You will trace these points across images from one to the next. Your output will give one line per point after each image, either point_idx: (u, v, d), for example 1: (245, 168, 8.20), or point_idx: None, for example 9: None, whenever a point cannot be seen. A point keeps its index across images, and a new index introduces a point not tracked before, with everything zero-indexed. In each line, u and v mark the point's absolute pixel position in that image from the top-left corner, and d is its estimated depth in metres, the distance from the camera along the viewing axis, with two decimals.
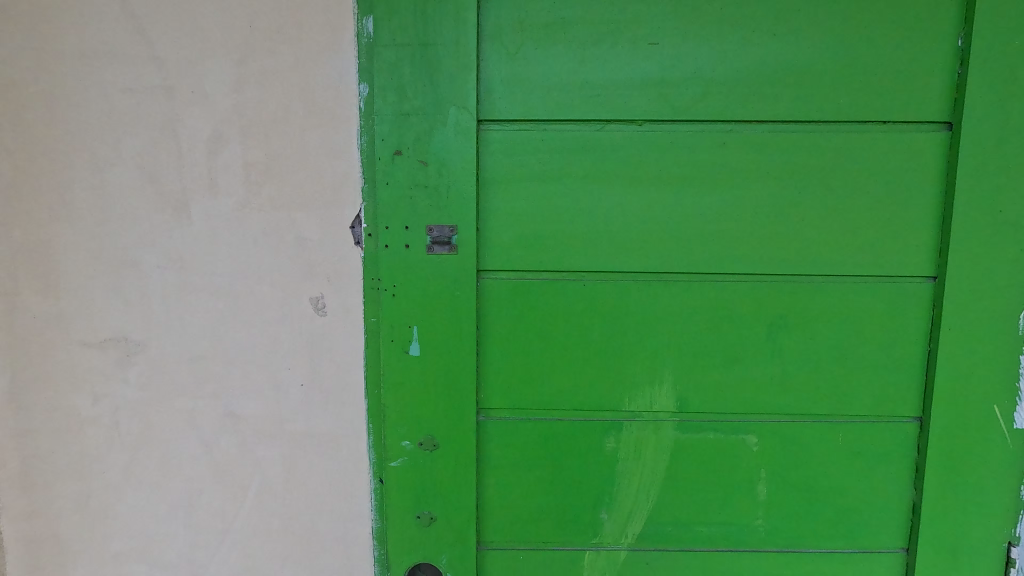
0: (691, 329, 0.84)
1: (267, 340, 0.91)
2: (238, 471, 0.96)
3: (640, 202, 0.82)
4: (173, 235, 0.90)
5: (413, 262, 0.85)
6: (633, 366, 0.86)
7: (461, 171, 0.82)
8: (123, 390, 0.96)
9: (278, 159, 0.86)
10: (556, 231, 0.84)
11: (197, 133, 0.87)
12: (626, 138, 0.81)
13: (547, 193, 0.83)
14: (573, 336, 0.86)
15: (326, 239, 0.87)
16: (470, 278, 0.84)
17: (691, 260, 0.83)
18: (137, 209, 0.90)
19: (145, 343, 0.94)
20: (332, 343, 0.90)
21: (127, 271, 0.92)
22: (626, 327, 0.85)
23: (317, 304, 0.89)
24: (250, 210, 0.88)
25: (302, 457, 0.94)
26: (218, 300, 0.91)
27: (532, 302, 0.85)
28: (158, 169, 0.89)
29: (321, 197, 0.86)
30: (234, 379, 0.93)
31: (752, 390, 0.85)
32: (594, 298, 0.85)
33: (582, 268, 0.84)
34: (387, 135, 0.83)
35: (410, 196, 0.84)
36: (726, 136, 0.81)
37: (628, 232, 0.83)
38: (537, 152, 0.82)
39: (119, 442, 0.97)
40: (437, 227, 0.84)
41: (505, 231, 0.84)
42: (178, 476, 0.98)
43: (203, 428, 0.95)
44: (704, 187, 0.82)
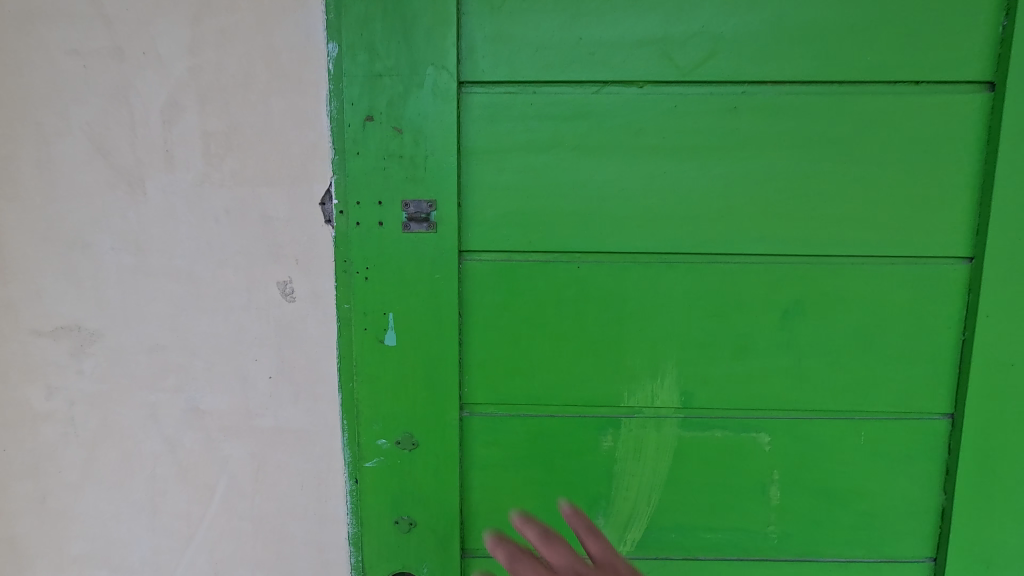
0: (697, 317, 0.76)
1: (231, 329, 0.84)
2: (204, 471, 0.89)
3: (641, 174, 0.73)
4: (128, 215, 0.82)
5: (389, 242, 0.75)
6: (632, 359, 0.77)
7: (439, 139, 0.72)
8: (80, 383, 0.88)
9: (240, 129, 0.78)
10: (546, 208, 0.74)
11: (150, 101, 0.79)
12: (624, 102, 0.72)
13: (536, 165, 0.74)
14: (567, 324, 0.77)
15: (293, 218, 0.79)
16: (450, 261, 0.75)
17: (699, 238, 0.74)
18: (86, 185, 0.82)
19: (100, 332, 0.87)
20: (301, 332, 0.82)
21: (80, 253, 0.84)
22: (625, 314, 0.76)
23: (285, 288, 0.81)
24: (211, 186, 0.80)
25: (272, 455, 0.87)
26: (179, 286, 0.84)
27: (520, 287, 0.76)
28: (109, 141, 0.81)
29: (288, 171, 0.78)
30: (197, 370, 0.86)
31: (764, 384, 0.77)
32: (589, 282, 0.76)
33: (577, 248, 0.75)
34: (357, 100, 0.72)
35: (382, 169, 0.73)
36: (738, 99, 0.71)
37: (628, 208, 0.74)
38: (525, 118, 0.73)
39: (77, 439, 0.90)
40: (414, 202, 0.74)
41: (489, 207, 0.75)
42: (140, 477, 0.90)
43: (166, 423, 0.88)
44: (713, 156, 0.73)
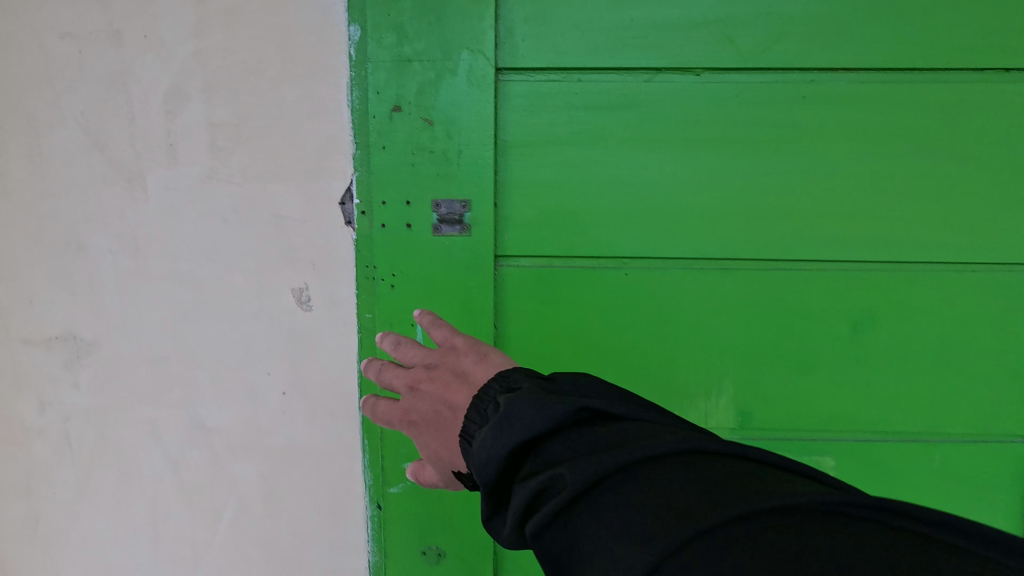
0: (757, 328, 0.69)
1: (240, 339, 0.77)
2: (209, 493, 0.82)
3: (698, 172, 0.66)
4: (127, 214, 0.75)
5: (417, 246, 0.68)
6: (683, 376, 0.70)
7: (473, 132, 0.65)
8: (75, 397, 0.81)
9: (251, 121, 0.71)
10: (592, 209, 0.67)
11: (150, 89, 0.71)
12: (680, 91, 0.65)
13: (581, 161, 0.66)
14: (612, 337, 0.70)
15: (308, 218, 0.72)
16: (485, 268, 0.68)
17: (759, 243, 0.67)
18: (80, 182, 0.75)
19: (96, 342, 0.79)
20: (318, 343, 0.75)
21: (74, 255, 0.77)
22: (677, 326, 0.69)
23: (300, 295, 0.74)
24: (219, 182, 0.73)
25: (284, 477, 0.80)
26: (183, 292, 0.76)
27: (561, 295, 0.69)
28: (104, 132, 0.73)
29: (303, 167, 0.71)
30: (203, 384, 0.79)
31: (828, 402, 0.70)
32: (637, 291, 0.69)
33: (624, 253, 0.68)
34: (383, 87, 0.64)
35: (410, 165, 0.66)
36: (806, 88, 0.64)
37: (682, 210, 0.67)
38: (570, 109, 0.65)
39: (71, 457, 0.83)
40: (446, 204, 0.66)
41: (528, 207, 0.68)
42: (140, 498, 0.83)
43: (168, 441, 0.81)
44: (778, 153, 0.65)
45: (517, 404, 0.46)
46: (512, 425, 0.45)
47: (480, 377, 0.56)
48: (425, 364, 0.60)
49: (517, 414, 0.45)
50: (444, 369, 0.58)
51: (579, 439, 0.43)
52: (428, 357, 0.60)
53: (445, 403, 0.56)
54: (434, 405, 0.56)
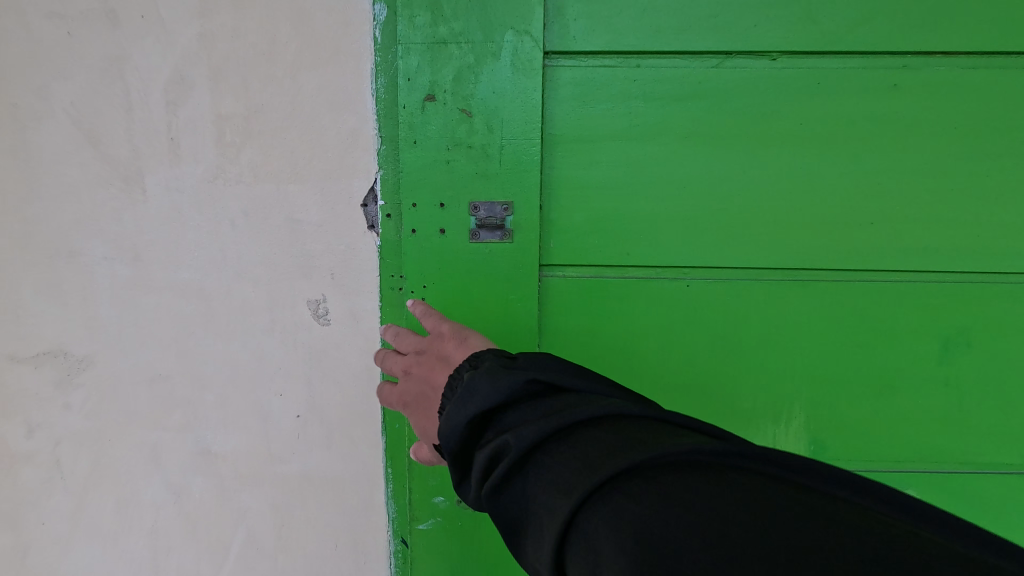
0: (833, 347, 0.61)
1: (251, 356, 0.69)
2: (215, 525, 0.74)
3: (772, 171, 0.58)
4: (123, 217, 0.67)
5: (452, 254, 0.60)
6: (749, 400, 0.63)
7: (517, 124, 0.57)
8: (66, 419, 0.73)
9: (263, 113, 0.63)
10: (649, 213, 0.59)
11: (149, 77, 0.63)
12: (753, 78, 0.57)
13: (639, 158, 0.58)
14: (669, 357, 0.62)
15: (327, 222, 0.65)
16: (527, 279, 0.60)
17: (839, 251, 0.59)
18: (71, 181, 0.67)
19: (90, 359, 0.71)
20: (337, 361, 0.68)
21: (65, 264, 0.69)
22: (743, 344, 0.62)
23: (317, 308, 0.67)
24: (227, 182, 0.65)
25: (299, 507, 0.72)
26: (187, 304, 0.69)
27: (613, 310, 0.62)
28: (97, 126, 0.65)
29: (321, 165, 0.64)
30: (209, 406, 0.71)
31: (912, 431, 0.62)
32: (699, 305, 0.61)
33: (685, 263, 0.61)
34: (415, 73, 0.56)
35: (444, 162, 0.58)
36: (898, 76, 0.56)
37: (752, 214, 0.59)
38: (626, 98, 0.57)
39: (63, 484, 0.75)
40: (485, 207, 0.59)
41: (578, 211, 0.60)
42: (140, 529, 0.76)
43: (170, 468, 0.73)
44: (864, 149, 0.57)
45: (478, 378, 0.47)
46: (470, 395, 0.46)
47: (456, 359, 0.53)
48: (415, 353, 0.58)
49: (476, 387, 0.46)
50: (429, 355, 0.56)
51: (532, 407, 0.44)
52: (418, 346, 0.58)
53: (427, 388, 0.54)
54: (420, 391, 0.55)
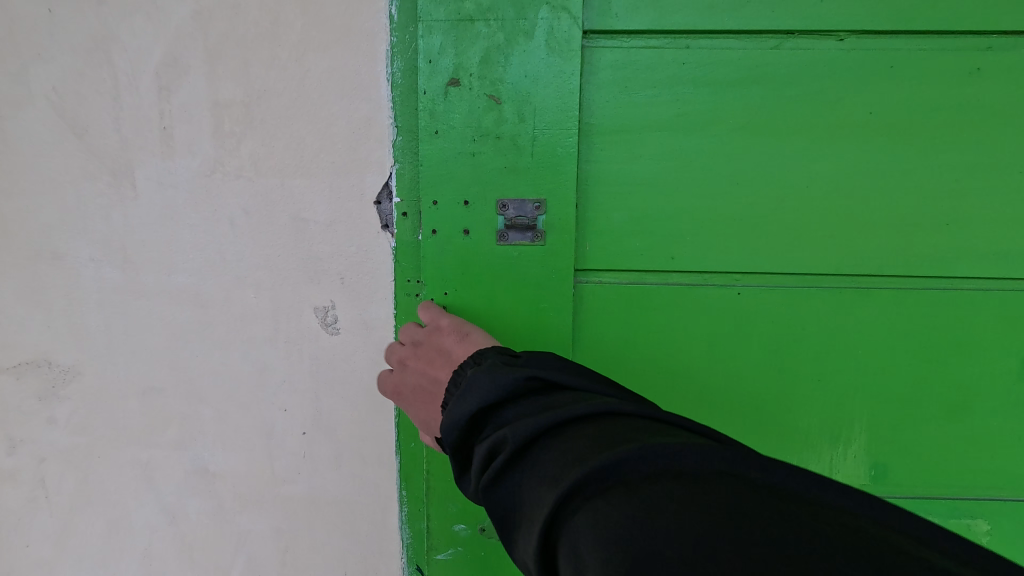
0: (900, 362, 0.55)
1: (252, 368, 0.63)
2: (213, 550, 0.69)
3: (837, 166, 0.52)
4: (111, 215, 0.61)
5: (476, 257, 0.54)
6: (804, 419, 0.57)
7: (552, 112, 0.51)
8: (51, 435, 0.67)
9: (266, 101, 0.57)
10: (697, 212, 0.53)
11: (140, 59, 0.57)
12: (819, 62, 0.50)
13: (687, 151, 0.52)
14: (717, 372, 0.56)
15: (337, 221, 0.59)
16: (561, 286, 0.54)
17: (910, 256, 0.53)
18: (54, 175, 0.61)
19: (77, 371, 0.65)
20: (347, 373, 0.62)
21: (48, 266, 0.63)
22: (799, 357, 0.56)
23: (326, 316, 0.61)
24: (225, 177, 0.59)
25: (305, 531, 0.67)
26: (182, 310, 0.63)
27: (655, 319, 0.56)
28: (82, 114, 0.59)
29: (330, 158, 0.57)
30: (206, 423, 0.65)
31: (983, 455, 0.57)
32: (751, 314, 0.55)
33: (737, 268, 0.54)
34: (437, 54, 0.50)
35: (469, 155, 0.52)
36: (981, 58, 0.50)
37: (813, 214, 0.53)
38: (674, 84, 0.51)
39: (48, 506, 0.69)
40: (515, 205, 0.52)
41: (618, 210, 0.54)
42: (132, 554, 0.70)
43: (164, 488, 0.67)
44: (941, 142, 0.51)
45: (475, 374, 0.41)
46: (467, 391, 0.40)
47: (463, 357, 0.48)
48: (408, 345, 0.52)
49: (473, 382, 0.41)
50: (427, 348, 0.51)
51: (533, 403, 0.38)
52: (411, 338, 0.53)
53: (427, 383, 0.49)
54: (415, 386, 0.49)
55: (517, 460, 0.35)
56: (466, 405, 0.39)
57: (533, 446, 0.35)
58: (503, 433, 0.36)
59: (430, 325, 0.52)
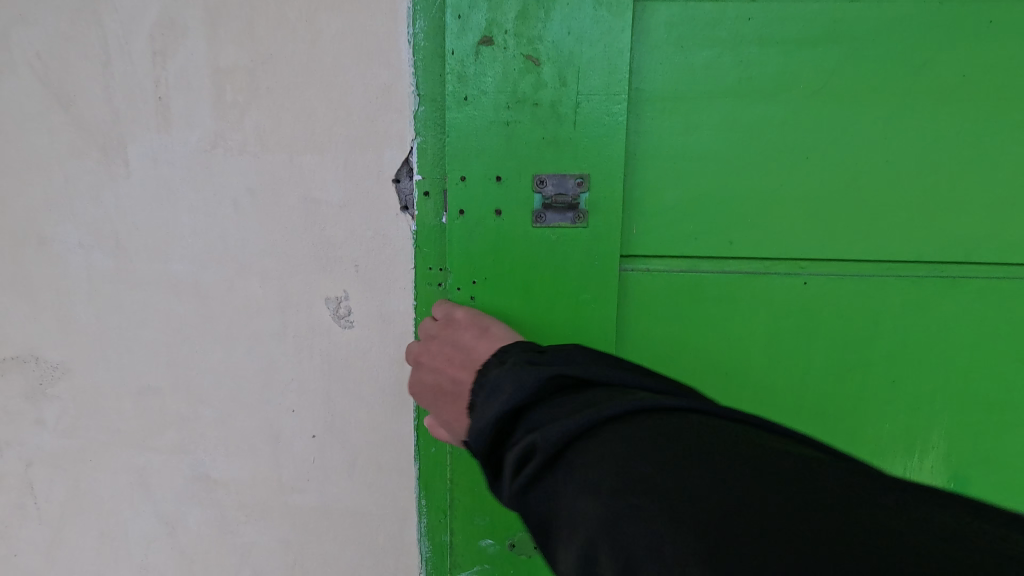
0: (982, 360, 0.51)
1: (257, 365, 0.57)
2: (215, 563, 0.63)
3: (919, 136, 0.47)
4: (101, 197, 0.55)
5: (509, 240, 0.48)
6: (877, 423, 0.52)
7: (598, 74, 0.44)
8: (39, 438, 0.62)
9: (272, 67, 0.51)
10: (761, 189, 0.48)
11: (131, 21, 0.51)
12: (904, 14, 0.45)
13: (752, 119, 0.47)
14: (779, 370, 0.51)
15: (351, 202, 0.53)
16: (605, 274, 0.48)
17: (995, 238, 0.49)
18: (39, 151, 0.55)
19: (66, 368, 0.60)
20: (361, 371, 0.56)
21: (34, 253, 0.57)
22: (873, 354, 0.51)
23: (338, 309, 0.55)
24: (227, 153, 0.53)
25: (315, 544, 0.61)
26: (179, 302, 0.57)
27: (713, 312, 0.50)
28: (69, 83, 0.53)
29: (344, 132, 0.51)
30: (207, 425, 0.59)
31: None
32: (822, 306, 0.50)
33: (806, 252, 0.49)
34: (468, 7, 0.44)
35: (503, 124, 0.45)
36: None
37: (891, 190, 0.48)
38: (739, 44, 0.45)
39: (36, 514, 0.64)
40: (554, 181, 0.46)
41: (672, 189, 0.48)
42: (127, 566, 0.64)
43: (161, 496, 0.62)
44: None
45: (499, 373, 0.35)
46: (492, 391, 0.34)
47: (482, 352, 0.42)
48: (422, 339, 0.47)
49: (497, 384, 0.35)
50: (441, 344, 0.45)
51: (561, 401, 0.32)
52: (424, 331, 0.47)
53: (446, 386, 0.43)
54: (433, 387, 0.44)
55: (548, 472, 0.29)
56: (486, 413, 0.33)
57: (569, 454, 0.29)
58: (529, 443, 0.30)
59: (445, 318, 0.46)
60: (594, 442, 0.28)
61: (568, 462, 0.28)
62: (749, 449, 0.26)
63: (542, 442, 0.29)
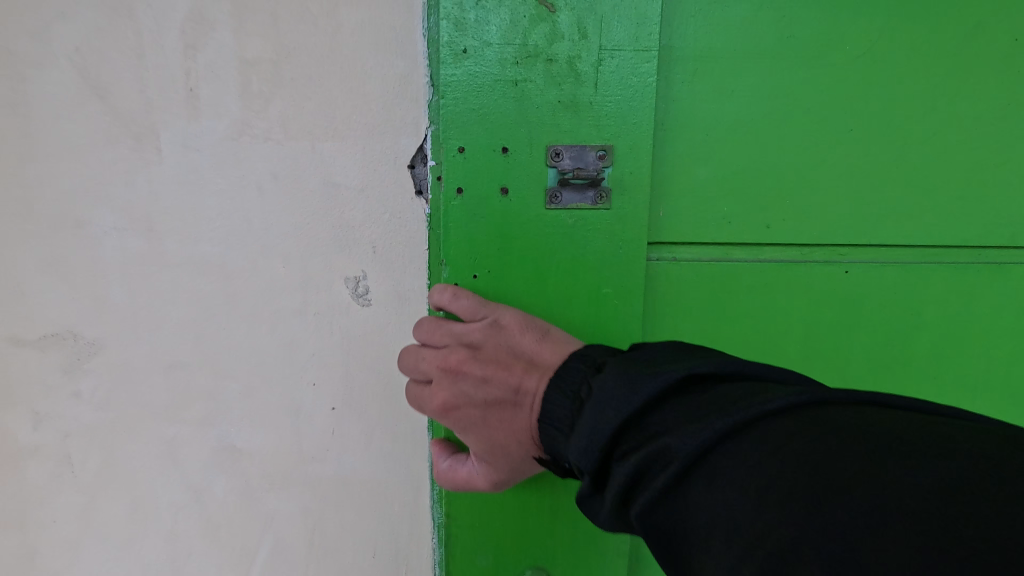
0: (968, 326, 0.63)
1: (280, 341, 0.60)
2: (240, 531, 0.67)
3: (907, 117, 0.57)
4: (135, 181, 0.58)
5: (517, 216, 0.51)
6: (890, 379, 0.62)
7: (620, 27, 0.49)
8: (76, 409, 0.65)
9: (295, 57, 0.54)
10: (784, 165, 0.57)
11: (162, 14, 0.54)
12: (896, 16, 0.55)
13: (776, 102, 0.55)
14: (809, 354, 0.60)
15: (369, 186, 0.56)
16: (620, 245, 0.53)
17: (967, 203, 0.60)
18: (76, 138, 0.58)
19: (101, 344, 0.63)
20: (378, 348, 0.60)
21: (72, 235, 0.61)
22: (887, 329, 0.61)
23: (358, 288, 0.58)
24: (253, 140, 0.56)
25: (334, 513, 0.64)
26: (207, 281, 0.60)
27: (751, 296, 0.59)
28: (105, 73, 0.56)
29: (363, 120, 0.55)
30: (232, 397, 0.63)
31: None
32: (849, 291, 0.60)
33: (824, 217, 0.58)
34: None
35: (512, 83, 0.48)
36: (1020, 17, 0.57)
37: (885, 164, 0.58)
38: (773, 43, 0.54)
39: (74, 481, 0.68)
40: (570, 154, 0.50)
41: (704, 164, 0.56)
42: (157, 533, 0.68)
43: (190, 466, 0.65)
44: (989, 101, 0.58)
45: (609, 385, 0.38)
46: (596, 415, 0.38)
47: (548, 357, 0.47)
48: (455, 344, 0.48)
49: (611, 393, 0.38)
50: (495, 350, 0.48)
51: (683, 405, 0.35)
52: (453, 336, 0.48)
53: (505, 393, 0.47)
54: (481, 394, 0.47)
55: (689, 470, 0.32)
56: (609, 420, 0.37)
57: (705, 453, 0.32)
58: (660, 444, 0.33)
59: (486, 321, 0.48)
60: (730, 441, 0.31)
61: (707, 463, 0.31)
62: (883, 424, 0.29)
63: (675, 444, 0.33)
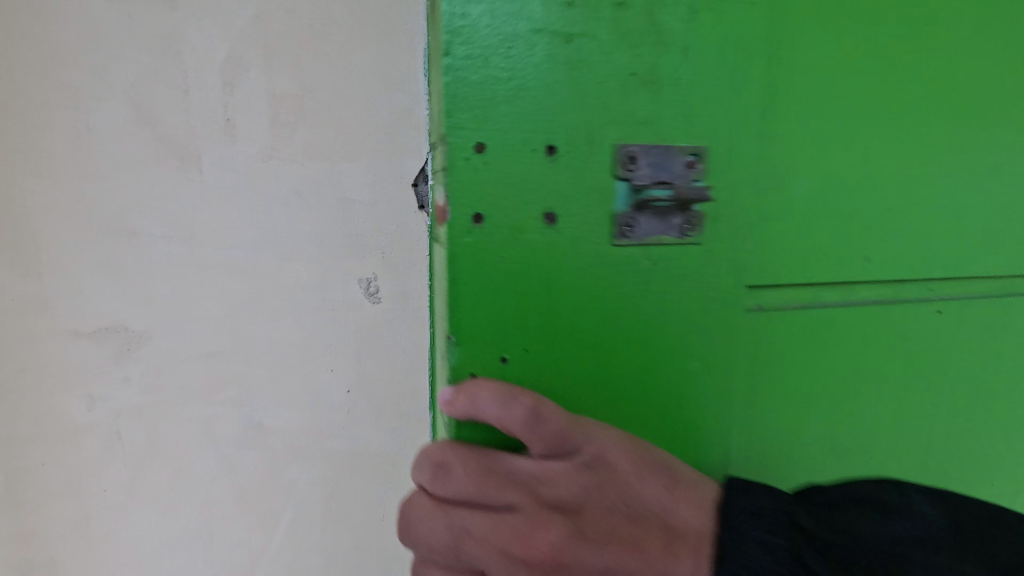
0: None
1: (303, 332, 0.71)
2: (265, 499, 0.77)
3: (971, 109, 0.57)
4: (180, 196, 0.68)
5: (566, 249, 0.44)
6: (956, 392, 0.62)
7: None
8: (125, 392, 0.74)
9: (320, 95, 0.65)
10: (871, 163, 0.54)
11: (204, 57, 0.64)
12: (962, 38, 0.56)
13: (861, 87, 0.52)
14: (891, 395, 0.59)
15: (379, 203, 0.68)
16: (692, 254, 0.48)
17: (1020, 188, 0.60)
18: (129, 158, 0.67)
19: (149, 336, 0.72)
20: (385, 339, 0.72)
21: (122, 242, 0.70)
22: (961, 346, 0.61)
23: (369, 287, 0.70)
24: (281, 163, 0.67)
25: (349, 479, 0.76)
26: (239, 283, 0.70)
27: (835, 315, 0.56)
28: (154, 104, 0.66)
29: (375, 149, 0.67)
30: (259, 380, 0.73)
31: None
32: (932, 327, 0.60)
33: (905, 216, 0.56)
34: None
35: (561, 41, 0.41)
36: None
37: (959, 159, 0.58)
38: (853, 44, 0.52)
39: (122, 456, 0.76)
40: (647, 161, 0.44)
41: (798, 178, 0.51)
42: (193, 502, 0.78)
43: (222, 442, 0.75)
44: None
45: None
46: None
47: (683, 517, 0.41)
48: (529, 496, 0.40)
49: None
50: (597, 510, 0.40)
51: None
52: (521, 482, 0.40)
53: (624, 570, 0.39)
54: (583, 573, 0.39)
55: None
56: None
57: None
58: None
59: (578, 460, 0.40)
60: None
61: None
62: None
63: None
